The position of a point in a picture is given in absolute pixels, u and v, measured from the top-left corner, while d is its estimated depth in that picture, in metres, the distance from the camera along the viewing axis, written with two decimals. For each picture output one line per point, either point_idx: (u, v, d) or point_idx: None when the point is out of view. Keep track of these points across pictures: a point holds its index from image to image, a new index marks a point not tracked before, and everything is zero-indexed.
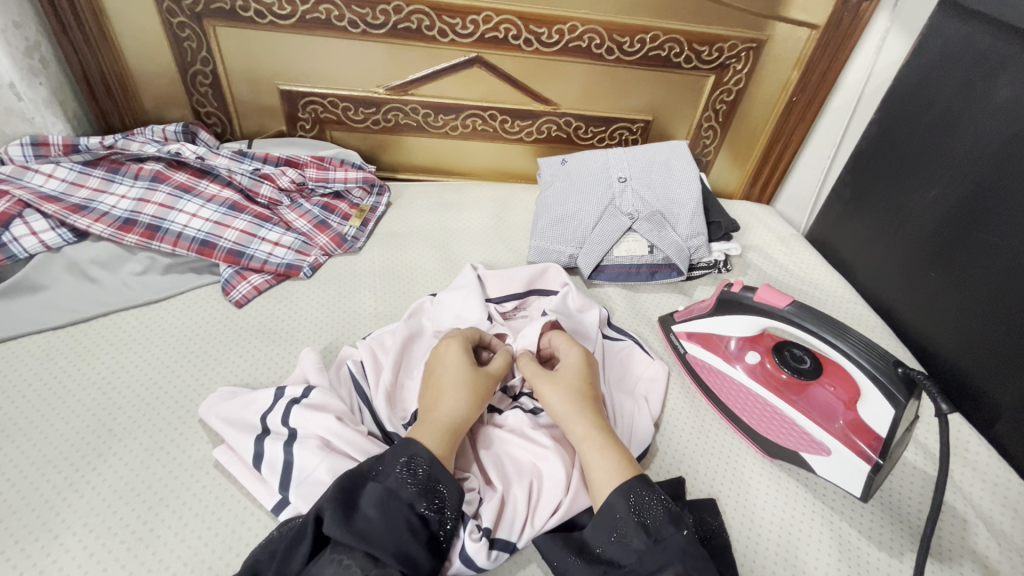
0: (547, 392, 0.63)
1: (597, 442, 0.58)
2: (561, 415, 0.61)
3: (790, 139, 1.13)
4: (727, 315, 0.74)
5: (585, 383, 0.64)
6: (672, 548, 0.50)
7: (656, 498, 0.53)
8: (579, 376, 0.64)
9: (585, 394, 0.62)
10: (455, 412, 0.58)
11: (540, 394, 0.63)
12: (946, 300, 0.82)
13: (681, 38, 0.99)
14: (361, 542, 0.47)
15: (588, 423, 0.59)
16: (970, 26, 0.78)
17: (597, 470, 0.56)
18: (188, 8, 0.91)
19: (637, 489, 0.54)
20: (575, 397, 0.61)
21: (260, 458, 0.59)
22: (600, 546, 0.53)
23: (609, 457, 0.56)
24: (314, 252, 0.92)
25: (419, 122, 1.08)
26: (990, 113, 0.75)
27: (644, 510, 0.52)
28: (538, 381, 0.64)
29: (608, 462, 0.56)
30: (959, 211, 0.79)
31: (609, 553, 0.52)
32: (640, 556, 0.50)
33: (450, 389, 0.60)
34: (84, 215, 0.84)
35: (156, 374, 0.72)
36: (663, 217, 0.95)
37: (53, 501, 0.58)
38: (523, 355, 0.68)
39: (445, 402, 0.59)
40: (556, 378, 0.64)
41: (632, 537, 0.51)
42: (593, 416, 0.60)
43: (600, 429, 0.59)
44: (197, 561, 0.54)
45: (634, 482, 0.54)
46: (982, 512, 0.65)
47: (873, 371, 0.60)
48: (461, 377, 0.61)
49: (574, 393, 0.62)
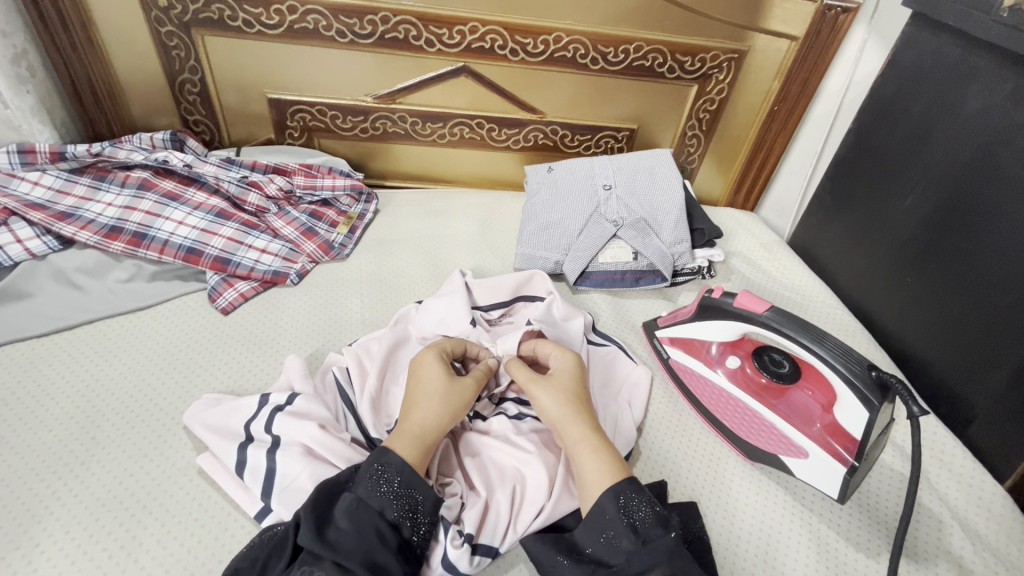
0: (541, 395, 0.63)
1: (590, 444, 0.59)
2: (556, 416, 0.62)
3: (772, 147, 1.15)
4: (708, 321, 0.75)
5: (578, 385, 0.65)
6: (660, 549, 0.51)
7: (645, 501, 0.54)
8: (572, 380, 0.65)
9: (578, 396, 0.63)
10: (432, 421, 0.59)
11: (534, 396, 0.64)
12: (922, 306, 0.83)
13: (664, 49, 1.01)
14: (330, 552, 0.47)
15: (582, 425, 0.60)
16: (942, 38, 0.80)
17: (590, 471, 0.57)
18: (176, 17, 0.92)
19: (628, 491, 0.55)
20: (570, 399, 0.63)
21: (243, 466, 0.59)
22: (590, 547, 0.54)
23: (602, 459, 0.57)
24: (302, 259, 0.92)
25: (407, 130, 1.09)
26: (962, 124, 0.77)
27: (634, 512, 0.53)
28: (532, 384, 0.65)
29: (601, 464, 0.57)
30: (934, 218, 0.81)
31: (598, 553, 0.53)
32: (628, 557, 0.51)
33: (424, 399, 0.61)
34: (69, 223, 0.85)
35: (140, 382, 0.72)
36: (647, 225, 0.97)
37: (35, 509, 0.58)
38: (511, 361, 0.68)
39: (416, 411, 0.59)
40: (550, 382, 0.65)
41: (621, 537, 0.52)
42: (586, 417, 0.61)
43: (593, 430, 0.60)
44: (179, 568, 0.55)
45: (625, 485, 0.55)
46: (957, 512, 0.66)
47: (849, 376, 0.61)
48: (436, 387, 0.62)
49: (569, 395, 0.63)
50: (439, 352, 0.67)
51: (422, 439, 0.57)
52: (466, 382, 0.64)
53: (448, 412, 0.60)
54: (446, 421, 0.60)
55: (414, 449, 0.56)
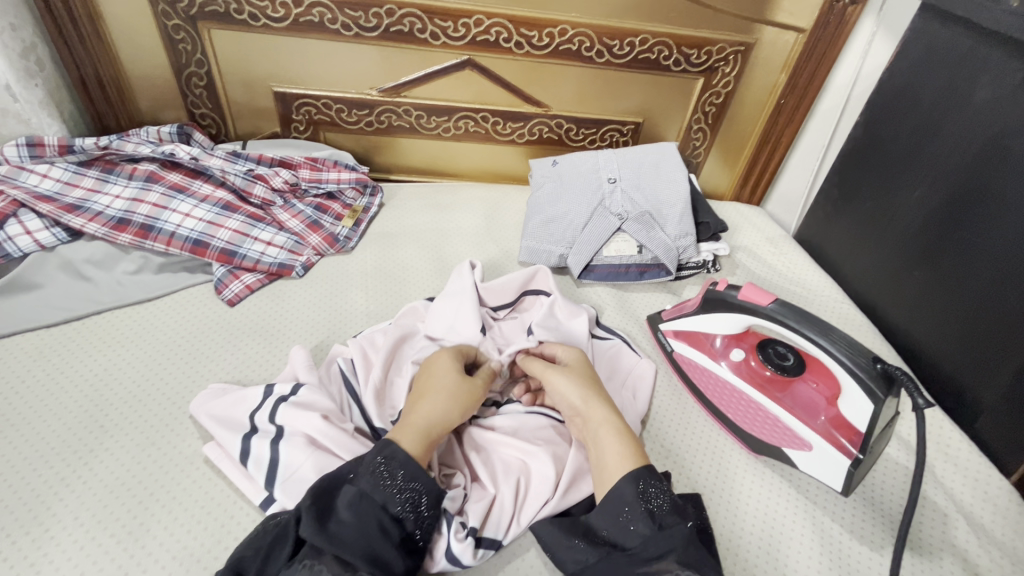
0: (560, 380, 0.64)
1: (613, 428, 0.59)
2: (577, 401, 0.62)
3: (779, 141, 1.15)
4: (712, 313, 0.75)
5: (592, 375, 0.67)
6: (676, 536, 0.50)
7: (665, 490, 0.54)
8: (587, 369, 0.67)
9: (595, 384, 0.65)
10: (435, 413, 0.59)
11: (553, 383, 0.65)
12: (929, 299, 0.83)
13: (670, 42, 1.00)
14: (333, 546, 0.47)
15: (604, 409, 0.61)
16: (952, 29, 0.79)
17: (613, 453, 0.57)
18: (182, 10, 0.92)
19: (647, 477, 0.54)
20: (589, 385, 0.64)
21: (247, 456, 0.60)
22: (605, 530, 0.54)
23: (626, 444, 0.57)
24: (307, 252, 0.93)
25: (412, 124, 1.09)
26: (970, 116, 0.77)
27: (652, 499, 0.53)
28: (550, 373, 0.66)
29: (624, 448, 0.57)
30: (943, 212, 0.81)
31: (613, 536, 0.53)
32: (644, 541, 0.51)
33: (434, 393, 0.61)
34: (78, 215, 0.85)
35: (148, 372, 0.73)
36: (652, 218, 0.96)
37: (45, 496, 0.59)
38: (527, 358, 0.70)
39: (423, 404, 0.60)
40: (566, 370, 0.66)
41: (638, 522, 0.52)
42: (606, 403, 0.62)
43: (615, 413, 0.61)
44: (186, 555, 0.55)
45: (644, 471, 0.55)
46: (963, 506, 0.66)
47: (853, 368, 0.61)
48: (448, 383, 0.62)
49: (587, 382, 0.64)
50: (456, 355, 0.68)
51: (426, 433, 0.57)
52: (474, 382, 0.65)
53: (452, 407, 0.60)
54: (451, 417, 0.60)
55: (418, 442, 0.56)
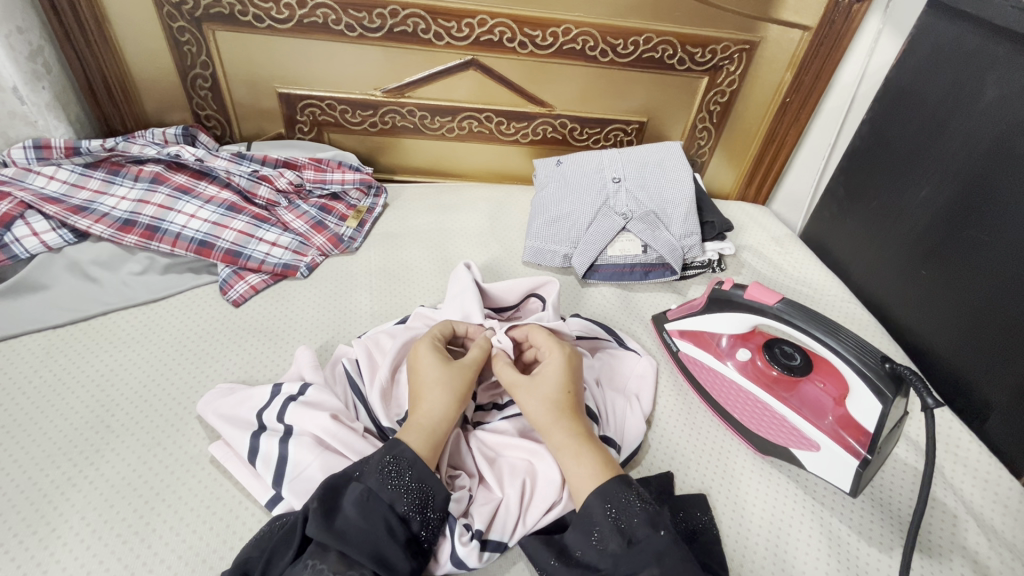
0: (524, 401, 0.62)
1: (572, 450, 0.58)
2: (537, 424, 0.61)
3: (784, 139, 1.14)
4: (716, 314, 0.75)
5: (564, 388, 0.63)
6: (647, 552, 0.50)
7: (632, 499, 0.54)
8: (557, 382, 0.63)
9: (561, 401, 0.61)
10: (435, 411, 0.59)
11: (518, 400, 0.63)
12: (938, 298, 0.82)
13: (674, 41, 1.00)
14: (338, 542, 0.48)
15: (564, 434, 0.59)
16: (959, 27, 0.79)
17: (574, 477, 0.56)
18: (187, 13, 0.92)
19: (614, 491, 0.54)
20: (551, 406, 0.61)
21: (255, 453, 0.60)
22: (579, 550, 0.53)
23: (585, 464, 0.57)
24: (311, 252, 0.93)
25: (416, 124, 1.09)
26: (978, 114, 0.76)
27: (622, 512, 0.53)
28: (516, 388, 0.64)
29: (585, 469, 0.56)
30: (949, 211, 0.80)
31: (587, 557, 0.53)
32: (616, 560, 0.51)
33: (429, 389, 0.61)
34: (84, 216, 0.85)
35: (155, 372, 0.73)
36: (656, 218, 0.96)
37: (51, 496, 0.59)
38: (500, 361, 0.67)
39: (423, 403, 0.59)
40: (532, 385, 0.63)
41: (609, 540, 0.52)
42: (568, 423, 0.60)
43: (576, 437, 0.59)
44: (191, 554, 0.55)
45: (613, 485, 0.54)
46: (973, 508, 0.65)
47: (862, 368, 0.60)
48: (436, 375, 0.62)
49: (550, 400, 0.61)
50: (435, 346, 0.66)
51: (433, 430, 0.57)
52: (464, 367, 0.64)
53: (453, 398, 0.60)
54: (454, 411, 0.60)
55: (424, 440, 0.56)
